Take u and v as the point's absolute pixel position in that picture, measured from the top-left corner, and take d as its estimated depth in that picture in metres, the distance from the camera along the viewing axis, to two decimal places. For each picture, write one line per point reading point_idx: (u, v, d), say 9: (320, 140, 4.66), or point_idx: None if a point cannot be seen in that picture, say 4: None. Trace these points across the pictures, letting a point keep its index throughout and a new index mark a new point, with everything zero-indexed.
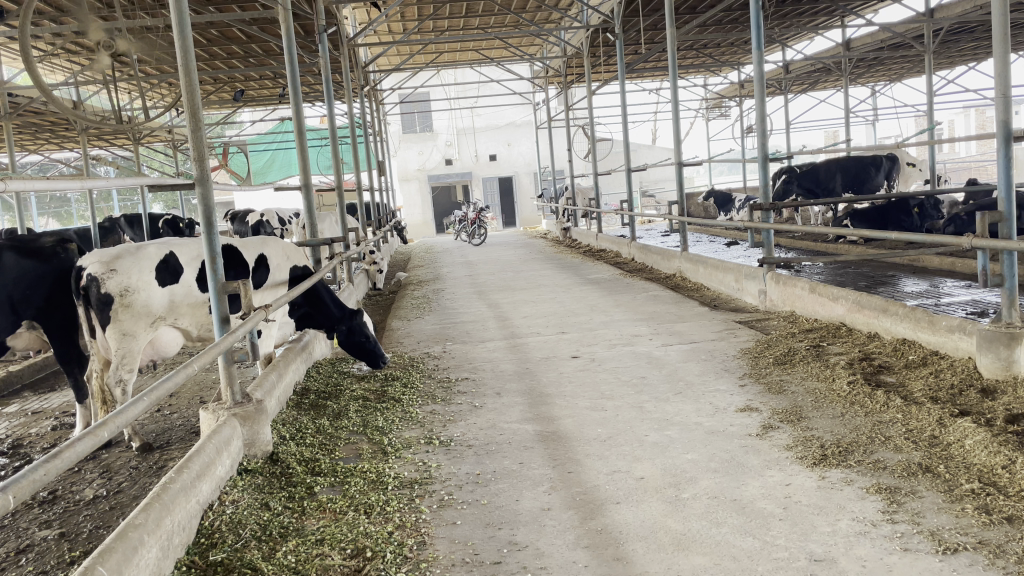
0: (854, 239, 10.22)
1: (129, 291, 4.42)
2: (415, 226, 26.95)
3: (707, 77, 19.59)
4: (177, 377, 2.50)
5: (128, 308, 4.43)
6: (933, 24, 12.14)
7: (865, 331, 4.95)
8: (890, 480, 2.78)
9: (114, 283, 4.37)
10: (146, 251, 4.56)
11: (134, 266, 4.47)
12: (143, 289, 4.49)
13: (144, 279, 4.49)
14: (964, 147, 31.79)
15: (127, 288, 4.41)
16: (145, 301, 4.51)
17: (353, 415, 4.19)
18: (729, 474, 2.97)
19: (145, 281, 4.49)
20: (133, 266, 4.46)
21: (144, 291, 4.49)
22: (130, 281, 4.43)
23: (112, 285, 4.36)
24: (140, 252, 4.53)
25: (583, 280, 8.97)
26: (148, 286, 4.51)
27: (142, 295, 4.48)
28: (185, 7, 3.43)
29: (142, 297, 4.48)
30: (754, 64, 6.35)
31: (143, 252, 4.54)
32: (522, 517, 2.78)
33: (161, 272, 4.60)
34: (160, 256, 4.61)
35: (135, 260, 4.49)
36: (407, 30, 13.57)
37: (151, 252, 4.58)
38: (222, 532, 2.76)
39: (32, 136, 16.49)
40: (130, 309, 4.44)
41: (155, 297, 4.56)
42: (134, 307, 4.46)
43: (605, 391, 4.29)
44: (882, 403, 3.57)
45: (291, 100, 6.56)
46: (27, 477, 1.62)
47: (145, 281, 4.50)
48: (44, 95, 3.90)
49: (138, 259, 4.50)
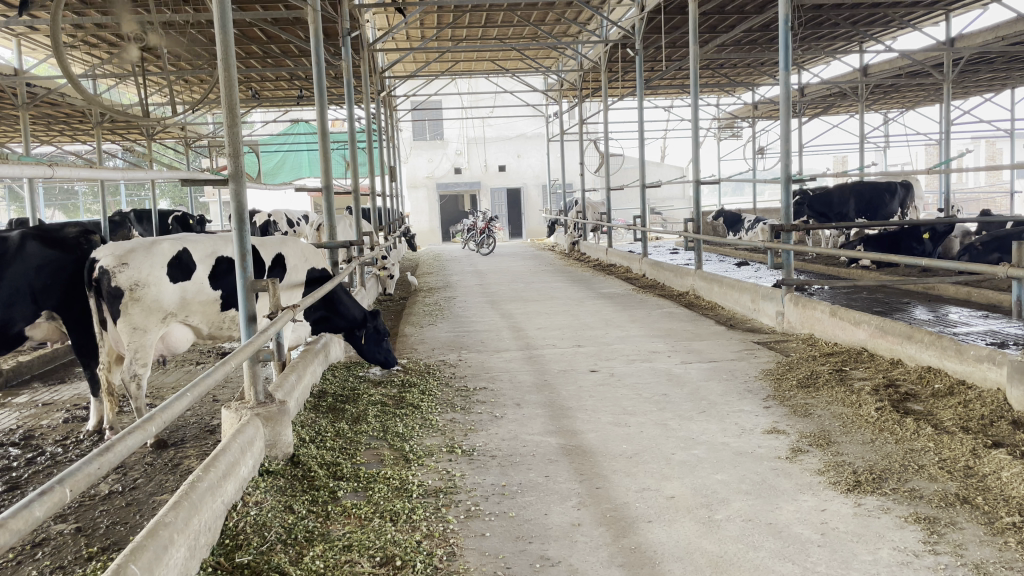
0: (867, 264, 10.21)
1: (140, 286, 4.37)
2: (423, 233, 27.27)
3: (720, 97, 19.69)
4: (215, 374, 2.48)
5: (138, 301, 4.38)
6: (952, 53, 12.17)
7: (888, 358, 4.91)
8: (928, 509, 2.74)
9: (125, 277, 4.32)
10: (159, 247, 4.50)
11: (146, 261, 4.41)
12: (154, 285, 4.43)
13: (155, 274, 4.43)
14: (973, 177, 31.88)
15: (137, 282, 4.35)
16: (156, 297, 4.45)
17: (372, 420, 4.14)
18: (763, 497, 2.92)
19: (156, 277, 4.43)
20: (145, 261, 4.40)
21: (155, 286, 4.43)
22: (142, 275, 4.37)
23: (123, 279, 4.32)
24: (153, 247, 4.47)
25: (596, 294, 8.94)
26: (159, 282, 4.45)
27: (153, 291, 4.43)
28: (228, 5, 3.41)
29: (153, 292, 4.42)
30: (783, 83, 6.29)
31: (156, 246, 4.48)
32: (552, 532, 2.73)
33: (173, 268, 4.54)
34: (174, 251, 4.55)
35: (147, 255, 4.43)
36: (425, 37, 13.57)
37: (164, 248, 4.52)
38: (247, 534, 2.70)
39: (45, 127, 16.46)
40: (141, 303, 4.39)
41: (167, 293, 4.51)
42: (145, 300, 4.40)
43: (627, 406, 4.24)
44: (912, 431, 3.53)
45: (318, 102, 6.47)
46: (83, 470, 1.61)
47: (156, 277, 4.44)
48: (73, 87, 3.88)
49: (150, 255, 4.44)
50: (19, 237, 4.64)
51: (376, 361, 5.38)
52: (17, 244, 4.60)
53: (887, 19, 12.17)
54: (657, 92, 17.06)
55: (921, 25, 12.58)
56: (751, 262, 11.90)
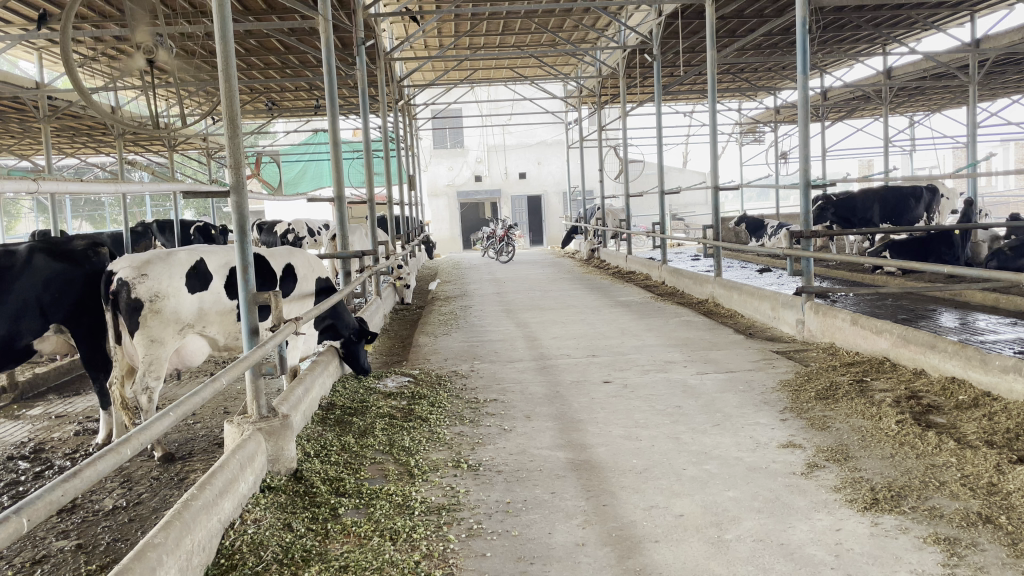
0: (893, 270, 10.02)
1: (160, 297, 4.34)
2: (443, 241, 27.09)
3: (741, 101, 19.51)
4: (205, 393, 2.44)
5: (157, 314, 4.35)
6: (978, 55, 11.93)
7: (911, 367, 4.76)
8: (949, 530, 2.62)
9: (145, 288, 4.28)
10: (176, 256, 4.46)
11: (164, 272, 4.38)
12: (173, 296, 4.41)
13: (174, 286, 4.41)
14: (1002, 180, 31.40)
15: (157, 293, 4.33)
16: (174, 308, 4.42)
17: (380, 433, 4.07)
18: (775, 516, 2.81)
19: (175, 288, 4.41)
20: (163, 272, 4.38)
21: (174, 298, 4.41)
22: (161, 287, 4.35)
23: (143, 290, 4.28)
24: (170, 257, 4.44)
25: (614, 302, 8.84)
26: (178, 293, 4.43)
27: (172, 303, 4.40)
28: (229, 15, 3.38)
29: (171, 304, 4.40)
30: (800, 87, 6.11)
31: (174, 257, 4.45)
32: (555, 552, 2.64)
33: (191, 279, 4.51)
34: (190, 262, 4.52)
35: (166, 266, 4.40)
36: (443, 45, 13.53)
37: (182, 258, 4.49)
38: (243, 554, 2.64)
39: (69, 140, 16.68)
40: (159, 314, 4.35)
41: (184, 304, 4.47)
42: (163, 313, 4.37)
43: (639, 419, 4.15)
44: (934, 445, 3.40)
45: (328, 112, 6.42)
46: (44, 498, 1.56)
47: (175, 288, 4.41)
48: (83, 99, 3.80)
49: (168, 265, 4.41)
50: (26, 250, 4.61)
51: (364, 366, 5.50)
52: (24, 258, 4.57)
53: (910, 20, 11.93)
54: (678, 98, 17.00)
55: (946, 25, 12.38)
56: (773, 268, 11.71)
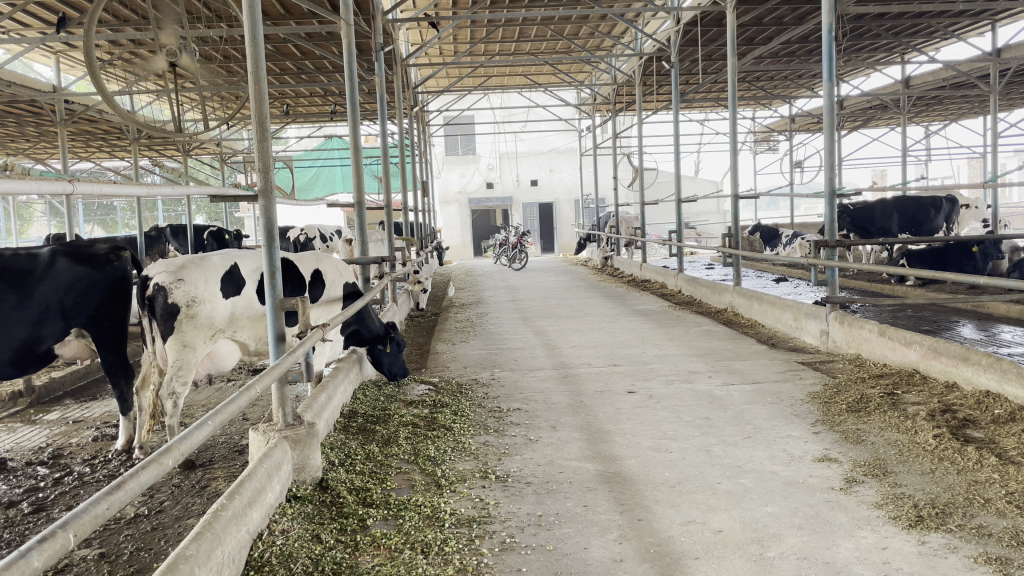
0: (914, 281, 9.90)
1: (196, 302, 4.30)
2: (454, 248, 27.07)
3: (756, 110, 19.43)
4: (240, 400, 2.38)
5: (192, 319, 4.31)
6: (998, 64, 11.83)
7: (943, 380, 4.67)
8: (1000, 549, 2.54)
9: (181, 293, 4.26)
10: (211, 261, 4.43)
11: (201, 276, 4.34)
12: (208, 301, 4.36)
13: (209, 290, 4.36)
14: (1018, 194, 31.14)
15: (193, 299, 4.29)
16: (208, 314, 4.37)
17: (404, 442, 4.02)
18: (818, 533, 2.74)
19: (210, 293, 4.36)
20: (199, 277, 4.34)
21: (209, 303, 4.36)
22: (198, 292, 4.31)
23: (179, 295, 4.25)
24: (205, 262, 4.40)
25: (632, 311, 8.76)
26: (213, 298, 4.38)
27: (207, 308, 4.36)
28: (259, 17, 3.33)
29: (206, 309, 4.35)
30: (827, 94, 6.01)
31: (209, 261, 4.41)
32: (593, 568, 2.57)
33: (225, 283, 4.45)
34: (225, 266, 4.47)
35: (201, 270, 4.36)
36: (459, 52, 13.54)
37: (216, 262, 4.45)
38: (272, 565, 2.59)
39: (84, 144, 16.77)
40: (193, 320, 4.32)
41: (218, 309, 4.41)
42: (197, 318, 4.33)
43: (667, 430, 4.06)
44: (975, 461, 3.31)
45: (349, 118, 6.34)
46: (88, 512, 1.50)
47: (210, 293, 4.37)
48: (111, 106, 3.73)
49: (204, 268, 4.38)
50: (49, 254, 4.55)
51: (396, 371, 5.42)
52: (47, 261, 4.51)
53: (930, 29, 11.86)
54: (692, 106, 16.97)
55: (966, 35, 12.31)
56: (790, 278, 11.61)
